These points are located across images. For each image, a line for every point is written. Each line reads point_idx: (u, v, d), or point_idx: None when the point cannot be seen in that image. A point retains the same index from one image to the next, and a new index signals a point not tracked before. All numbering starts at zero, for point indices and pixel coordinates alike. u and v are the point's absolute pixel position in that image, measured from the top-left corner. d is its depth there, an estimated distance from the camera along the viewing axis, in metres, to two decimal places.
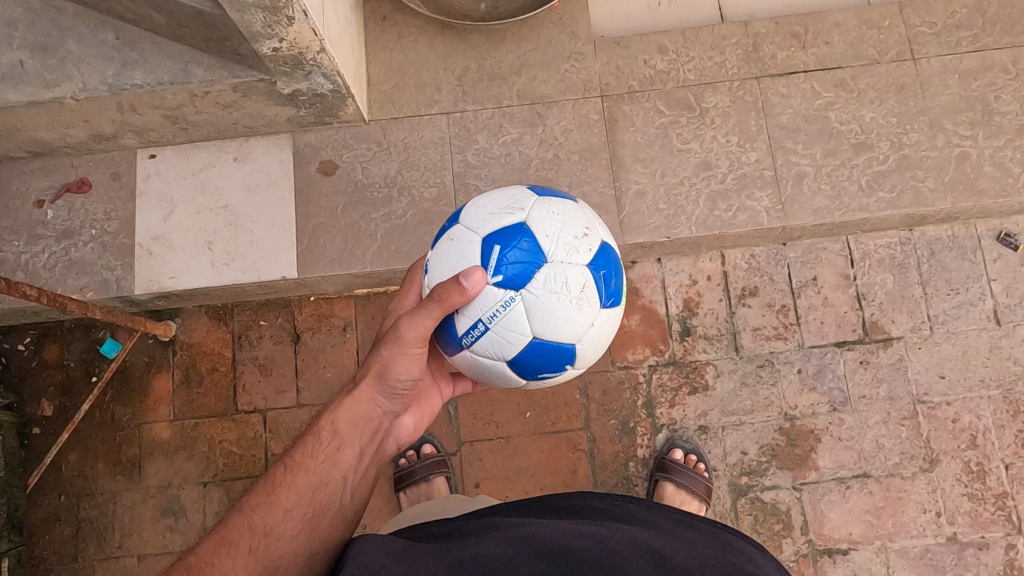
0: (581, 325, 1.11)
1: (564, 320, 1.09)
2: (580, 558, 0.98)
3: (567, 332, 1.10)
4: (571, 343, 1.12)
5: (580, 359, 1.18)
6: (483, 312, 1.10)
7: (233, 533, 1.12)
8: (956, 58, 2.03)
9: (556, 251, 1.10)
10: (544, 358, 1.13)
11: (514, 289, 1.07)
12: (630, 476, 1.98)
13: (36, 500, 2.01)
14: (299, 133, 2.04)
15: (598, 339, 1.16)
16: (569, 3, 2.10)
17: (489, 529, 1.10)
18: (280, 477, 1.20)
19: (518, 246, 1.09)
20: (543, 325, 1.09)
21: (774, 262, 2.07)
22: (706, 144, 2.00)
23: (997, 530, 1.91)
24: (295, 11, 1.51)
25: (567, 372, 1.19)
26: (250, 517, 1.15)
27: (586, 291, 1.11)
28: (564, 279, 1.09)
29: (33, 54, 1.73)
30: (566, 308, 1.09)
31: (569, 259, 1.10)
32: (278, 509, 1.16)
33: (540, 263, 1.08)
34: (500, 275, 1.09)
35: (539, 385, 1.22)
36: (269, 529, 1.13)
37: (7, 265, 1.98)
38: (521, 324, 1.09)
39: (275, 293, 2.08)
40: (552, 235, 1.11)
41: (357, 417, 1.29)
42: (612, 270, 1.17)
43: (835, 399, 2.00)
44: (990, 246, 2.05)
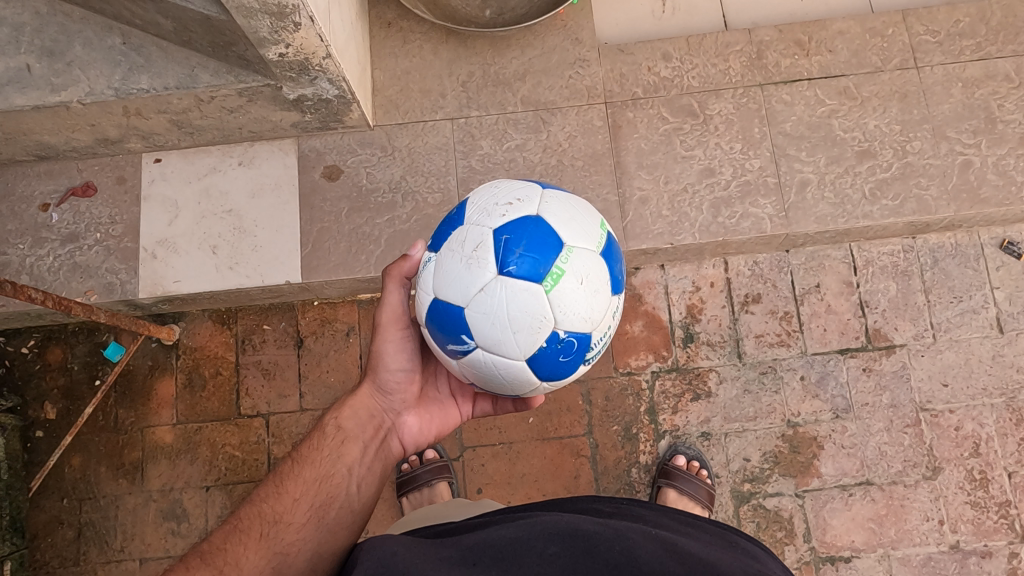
0: (468, 286, 1.05)
1: (451, 279, 1.07)
2: (594, 540, 0.98)
3: (455, 292, 1.07)
4: (459, 306, 1.06)
5: (482, 336, 1.06)
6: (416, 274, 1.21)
7: (244, 521, 1.15)
8: (959, 66, 2.03)
9: (470, 215, 1.12)
10: (441, 322, 1.10)
11: (429, 249, 1.16)
12: (633, 482, 1.98)
13: (39, 504, 2.01)
14: (304, 138, 2.05)
15: (492, 311, 1.03)
16: (574, 10, 2.11)
17: (497, 524, 1.10)
18: (287, 470, 1.25)
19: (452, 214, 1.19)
20: (436, 283, 1.10)
21: (777, 269, 2.08)
22: (709, 151, 2.01)
23: (1000, 538, 1.91)
24: (301, 17, 1.51)
25: (478, 354, 1.08)
26: (260, 506, 1.18)
27: (479, 250, 1.06)
28: (462, 238, 1.09)
29: (40, 58, 1.73)
30: (455, 266, 1.08)
31: (476, 222, 1.10)
32: (286, 499, 1.20)
33: (455, 226, 1.13)
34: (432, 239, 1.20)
35: (468, 372, 1.14)
36: (278, 516, 1.17)
37: (12, 268, 1.98)
38: (425, 282, 1.14)
39: (279, 298, 2.08)
40: (475, 203, 1.14)
41: (358, 412, 1.34)
42: (526, 241, 1.05)
43: (837, 406, 2.00)
44: (992, 254, 2.05)
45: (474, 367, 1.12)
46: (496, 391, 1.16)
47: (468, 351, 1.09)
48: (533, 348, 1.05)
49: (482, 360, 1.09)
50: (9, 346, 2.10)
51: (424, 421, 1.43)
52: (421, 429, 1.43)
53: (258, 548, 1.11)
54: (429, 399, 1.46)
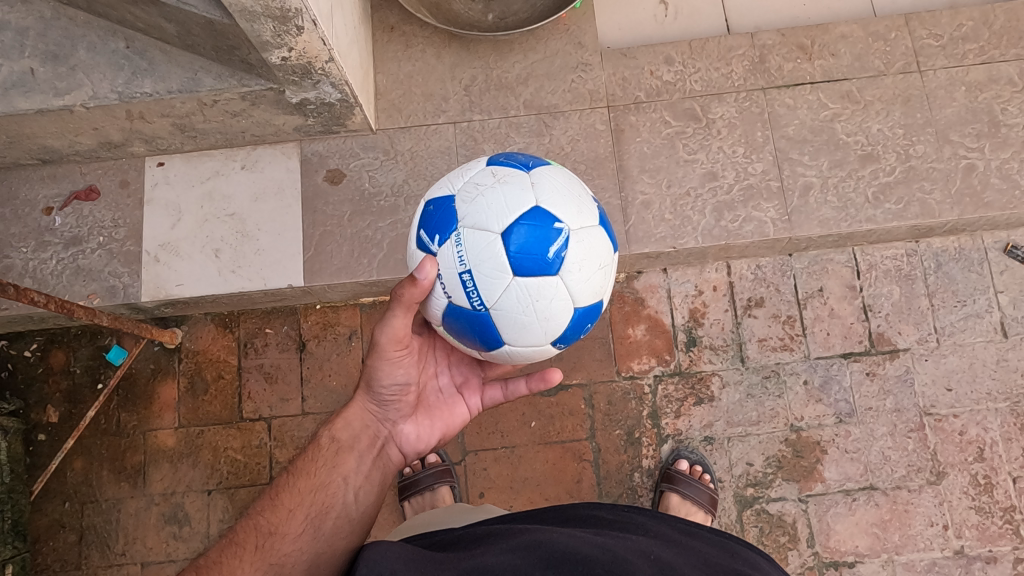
0: (523, 190, 1.11)
1: (507, 198, 1.10)
2: (591, 565, 0.97)
3: (517, 203, 1.09)
4: (534, 204, 1.10)
5: (565, 214, 1.11)
6: (454, 265, 1.11)
7: (240, 535, 1.17)
8: (962, 70, 2.03)
9: (451, 183, 1.18)
10: (526, 236, 1.07)
11: (452, 229, 1.11)
12: (635, 486, 1.97)
13: (41, 507, 2.01)
14: (307, 142, 2.05)
15: (552, 190, 1.13)
16: (576, 14, 2.11)
17: (498, 538, 1.10)
18: (283, 482, 1.27)
19: (430, 214, 1.17)
20: (489, 220, 1.09)
21: (780, 273, 2.07)
22: (712, 155, 2.00)
23: (1004, 543, 1.90)
24: (304, 20, 1.52)
25: (575, 239, 1.11)
26: (256, 518, 1.20)
27: (498, 174, 1.14)
28: (469, 186, 1.14)
29: (44, 62, 1.74)
30: (498, 191, 1.11)
31: (463, 178, 1.17)
32: (282, 510, 1.21)
33: (450, 198, 1.15)
34: (435, 237, 1.14)
35: (575, 278, 1.11)
36: (274, 528, 1.18)
37: (15, 272, 1.98)
38: (478, 239, 1.09)
39: (281, 301, 2.08)
40: (440, 186, 1.20)
41: (352, 425, 1.34)
42: (512, 159, 1.21)
43: (841, 411, 1.99)
44: (996, 258, 2.05)
45: (577, 263, 1.10)
46: (595, 288, 1.16)
47: (565, 244, 1.09)
48: (593, 209, 1.18)
49: (580, 239, 1.12)
50: (11, 349, 2.11)
51: (424, 427, 1.41)
52: (422, 434, 1.41)
53: (254, 561, 1.12)
54: (431, 402, 1.44)
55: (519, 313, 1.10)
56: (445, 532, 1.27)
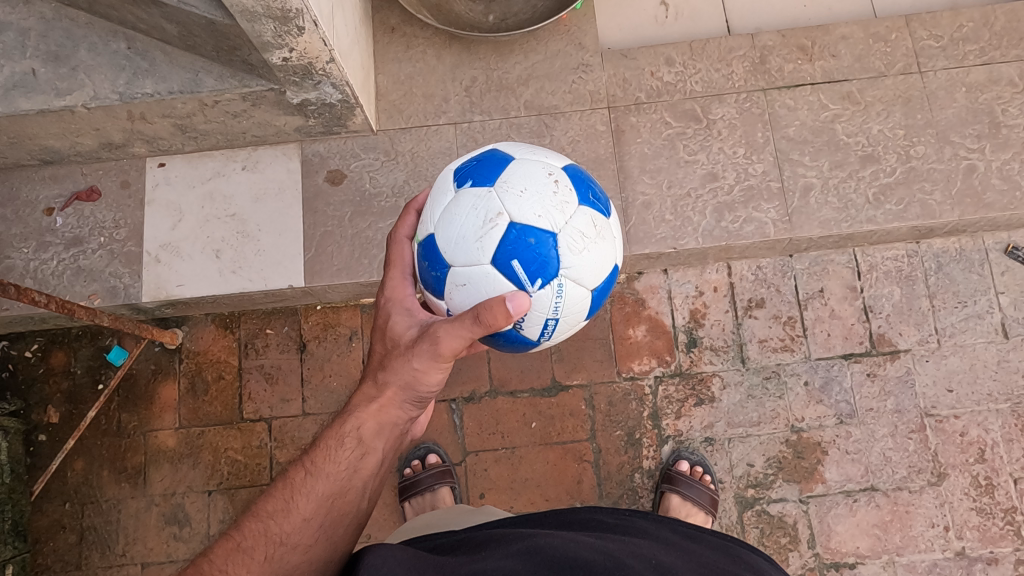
0: (612, 247, 1.16)
1: (604, 257, 1.13)
2: (591, 570, 0.97)
3: (590, 267, 1.11)
4: (615, 264, 1.17)
5: (610, 279, 1.18)
6: (547, 313, 1.10)
7: (248, 540, 1.06)
8: (963, 71, 2.03)
9: (538, 209, 1.06)
10: (601, 293, 1.18)
11: (555, 277, 1.07)
12: (635, 487, 1.97)
13: (41, 508, 2.01)
14: (307, 142, 2.05)
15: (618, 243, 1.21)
16: (577, 15, 2.12)
17: (498, 543, 1.09)
18: (295, 482, 1.11)
19: (529, 244, 1.05)
20: (588, 276, 1.11)
21: (780, 274, 2.07)
22: (712, 156, 2.01)
23: (1006, 545, 1.90)
24: (305, 21, 1.52)
25: None
26: (267, 523, 1.07)
27: (596, 223, 1.12)
28: (553, 221, 1.07)
29: (45, 63, 1.74)
30: (599, 249, 1.12)
31: (566, 216, 1.08)
32: (295, 517, 1.07)
33: (553, 238, 1.06)
34: (505, 258, 1.05)
35: None
36: (285, 537, 1.06)
37: (16, 272, 1.99)
38: (575, 294, 1.10)
39: (282, 302, 2.08)
40: (537, 209, 1.06)
41: (382, 424, 1.17)
42: (588, 188, 1.16)
43: (842, 411, 1.99)
44: (997, 259, 2.05)
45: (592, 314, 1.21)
46: None
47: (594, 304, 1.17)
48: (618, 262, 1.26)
49: None
50: (12, 349, 2.11)
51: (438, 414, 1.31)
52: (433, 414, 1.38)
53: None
54: None
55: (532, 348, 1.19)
56: (446, 535, 1.27)
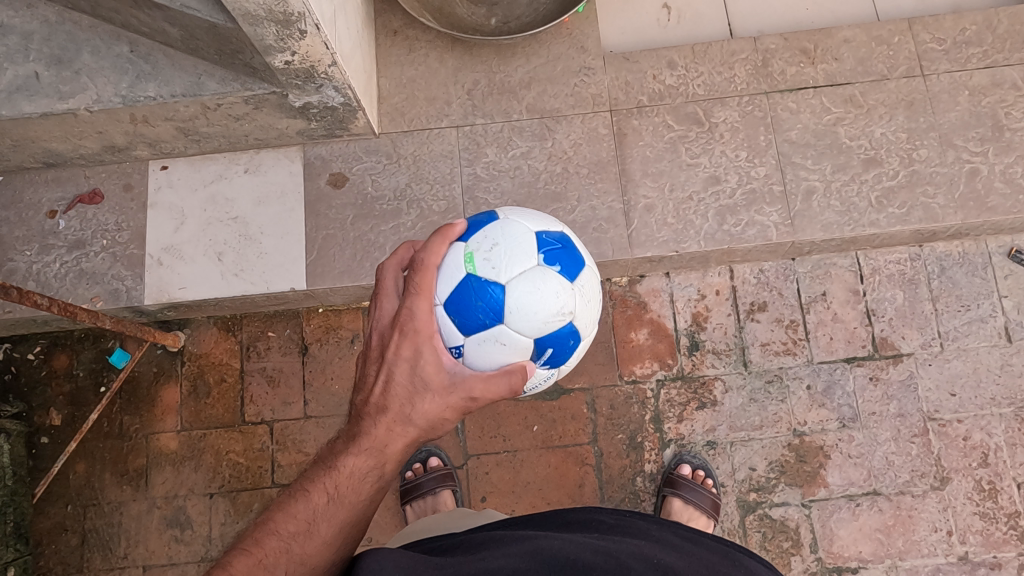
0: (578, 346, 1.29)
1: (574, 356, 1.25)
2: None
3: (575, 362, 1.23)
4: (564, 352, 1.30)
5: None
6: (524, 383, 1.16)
7: (268, 558, 0.97)
8: (966, 74, 2.02)
9: (588, 321, 1.15)
10: None
11: (554, 367, 1.15)
12: (637, 491, 1.97)
13: (44, 510, 2.01)
14: (310, 146, 2.06)
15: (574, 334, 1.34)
16: (579, 19, 2.12)
17: (499, 544, 1.09)
18: (315, 506, 1.01)
19: (568, 341, 1.12)
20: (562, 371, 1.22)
21: (783, 277, 2.07)
22: (715, 159, 2.00)
23: (1009, 549, 1.89)
24: (307, 24, 1.52)
25: None
26: (286, 542, 0.99)
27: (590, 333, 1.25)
28: (588, 338, 1.17)
29: (48, 66, 1.75)
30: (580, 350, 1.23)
31: (590, 327, 1.18)
32: (317, 541, 0.99)
33: (577, 344, 1.14)
34: (547, 351, 1.10)
35: None
36: (305, 560, 0.98)
37: (19, 274, 1.99)
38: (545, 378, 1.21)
39: (284, 305, 2.08)
40: (586, 317, 1.14)
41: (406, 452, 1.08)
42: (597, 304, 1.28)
43: (844, 415, 1.98)
44: (1000, 263, 2.04)
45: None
46: None
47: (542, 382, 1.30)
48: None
49: None
50: (15, 351, 2.11)
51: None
52: None
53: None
54: None
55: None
56: (446, 537, 1.26)
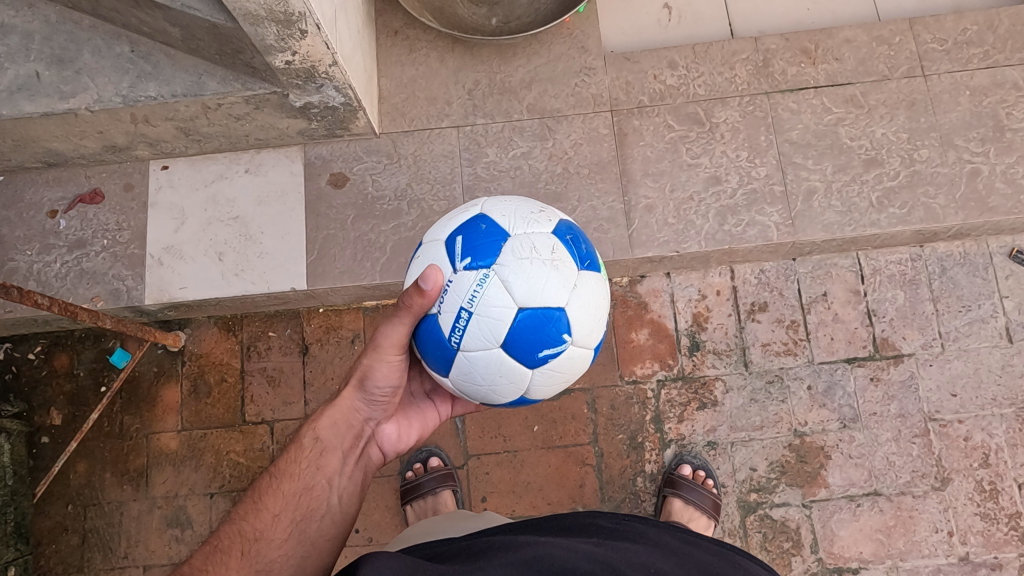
0: (563, 287, 1.10)
1: (543, 285, 1.08)
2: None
3: (554, 292, 1.09)
4: (559, 308, 1.10)
5: (578, 330, 1.13)
6: (462, 298, 1.10)
7: (224, 540, 1.19)
8: (967, 75, 2.02)
9: (511, 219, 1.15)
10: (534, 333, 1.09)
11: (485, 267, 1.09)
12: (638, 491, 1.97)
13: (44, 510, 2.01)
14: (310, 146, 2.06)
15: (589, 305, 1.14)
16: (580, 19, 2.12)
17: (496, 551, 1.08)
18: (266, 485, 1.29)
19: (479, 228, 1.14)
20: (523, 296, 1.07)
21: (783, 277, 2.07)
22: (715, 159, 2.00)
23: (1010, 550, 1.89)
24: (308, 24, 1.52)
25: (572, 347, 1.14)
26: (240, 524, 1.22)
27: (558, 254, 1.12)
28: (530, 246, 1.11)
29: (49, 66, 1.75)
30: (542, 271, 1.09)
31: (527, 229, 1.13)
32: (266, 515, 1.24)
33: (501, 240, 1.11)
34: (467, 259, 1.11)
35: (550, 379, 1.16)
36: (258, 533, 1.21)
37: (19, 274, 1.99)
38: (498, 296, 1.07)
39: (284, 305, 2.08)
40: (508, 214, 1.15)
41: (338, 421, 1.37)
42: (574, 237, 1.18)
43: (845, 416, 1.98)
44: (1001, 263, 2.04)
45: (555, 372, 1.15)
46: (552, 390, 1.19)
47: (557, 355, 1.12)
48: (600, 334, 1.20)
49: (570, 355, 1.15)
50: (15, 351, 2.11)
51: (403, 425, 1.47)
52: (402, 435, 1.48)
53: (240, 569, 1.15)
54: (405, 405, 1.51)
55: (475, 373, 1.14)
56: (445, 542, 1.26)
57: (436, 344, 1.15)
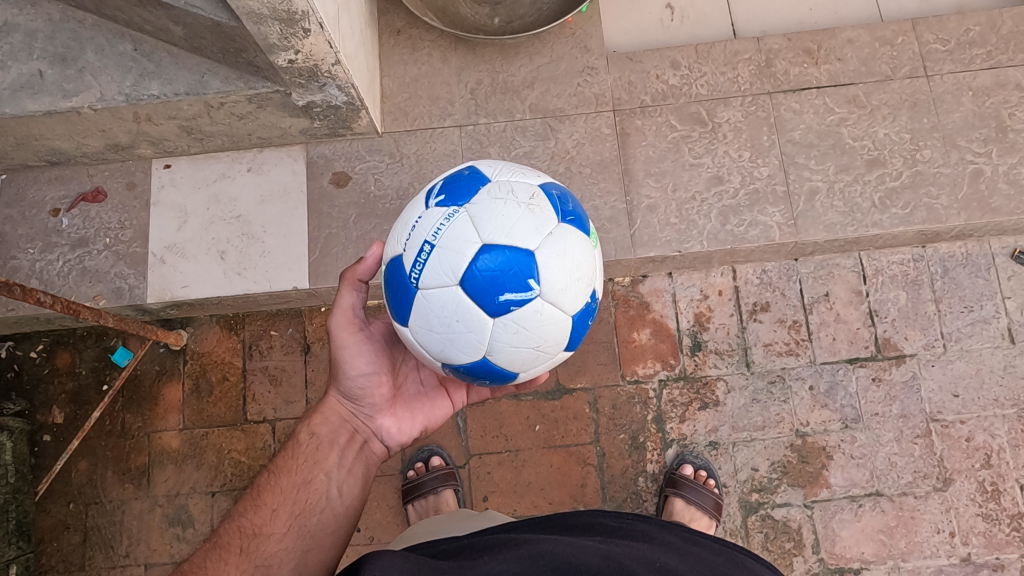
0: (537, 229, 1.04)
1: (513, 223, 1.03)
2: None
3: (526, 233, 1.03)
4: (529, 250, 1.03)
5: (550, 281, 1.04)
6: (428, 232, 1.07)
7: (224, 536, 1.22)
8: (969, 75, 2.02)
9: (495, 170, 1.14)
10: (495, 272, 1.01)
11: (458, 204, 1.07)
12: (639, 491, 1.97)
13: (45, 508, 2.01)
14: (313, 145, 2.06)
15: (568, 259, 1.06)
16: (582, 19, 2.12)
17: (500, 548, 1.08)
18: (265, 482, 1.32)
19: (461, 174, 1.14)
20: (488, 231, 1.03)
21: (785, 278, 2.07)
22: (717, 159, 2.00)
23: (1012, 551, 1.89)
24: (311, 23, 1.52)
25: (540, 302, 1.03)
26: (239, 520, 1.24)
27: (536, 200, 1.08)
28: (508, 190, 1.08)
29: (52, 64, 1.75)
30: (515, 211, 1.05)
31: (510, 178, 1.12)
32: (265, 510, 1.26)
33: (480, 183, 1.10)
34: (441, 198, 1.10)
35: (514, 344, 1.05)
36: (258, 529, 1.23)
37: (21, 272, 1.99)
38: (461, 228, 1.04)
39: (286, 304, 2.08)
40: (495, 166, 1.15)
41: (329, 419, 1.40)
42: (565, 197, 1.14)
43: (847, 416, 1.98)
44: (1003, 264, 2.04)
45: (519, 327, 1.03)
46: (519, 360, 1.08)
47: (524, 304, 1.02)
48: (581, 300, 1.09)
49: (541, 311, 1.04)
50: (17, 349, 2.11)
51: (402, 419, 1.45)
52: (403, 427, 1.45)
53: (239, 563, 1.17)
54: (408, 397, 1.46)
55: (431, 316, 1.06)
56: (448, 541, 1.26)
57: (396, 285, 1.11)
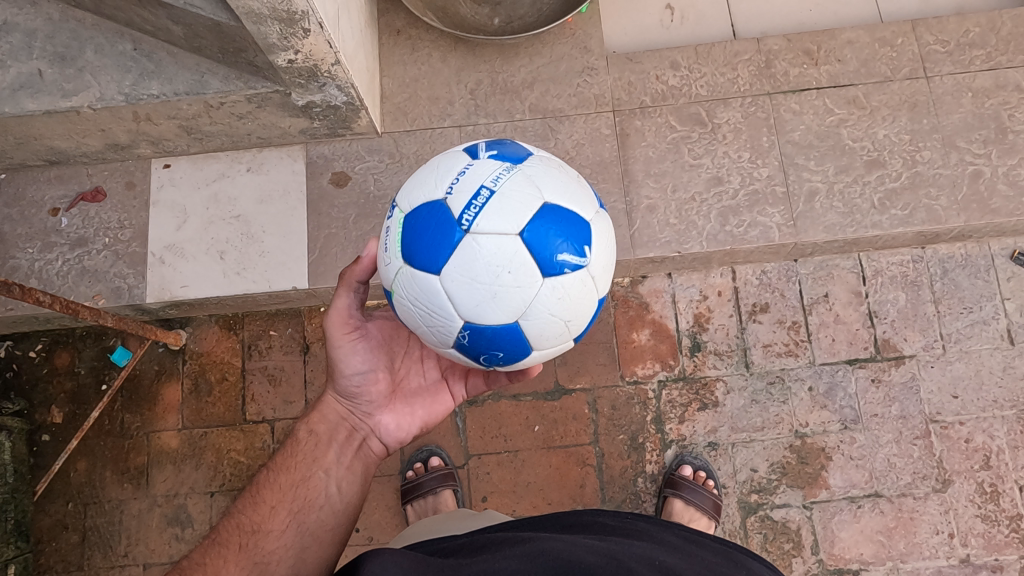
0: (586, 203, 1.10)
1: (570, 192, 1.08)
2: (596, 573, 0.97)
3: (580, 202, 1.08)
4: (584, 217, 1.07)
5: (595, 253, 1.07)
6: (485, 179, 1.04)
7: (223, 534, 1.23)
8: (969, 76, 2.02)
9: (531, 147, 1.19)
10: (557, 229, 1.02)
11: (513, 162, 1.08)
12: (639, 492, 1.97)
13: (44, 507, 2.01)
14: (312, 145, 2.06)
15: (606, 239, 1.12)
16: (582, 19, 2.12)
17: (500, 546, 1.08)
18: (265, 480, 1.32)
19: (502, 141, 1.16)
20: (548, 192, 1.05)
21: (785, 278, 2.07)
22: (717, 160, 2.00)
23: (1011, 552, 1.89)
24: (311, 23, 1.52)
25: (585, 272, 1.05)
26: (239, 518, 1.26)
27: (579, 179, 1.14)
28: (557, 164, 1.13)
29: (52, 64, 1.75)
30: (569, 182, 1.10)
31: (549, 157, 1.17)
32: (263, 507, 1.27)
33: (527, 152, 1.13)
34: (493, 154, 1.09)
35: (554, 309, 1.03)
36: (256, 526, 1.24)
37: (21, 272, 1.99)
38: (523, 183, 1.04)
39: (286, 304, 2.08)
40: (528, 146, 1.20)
41: (328, 417, 1.40)
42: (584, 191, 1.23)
43: (846, 417, 1.98)
44: (1003, 265, 2.04)
45: (565, 291, 1.03)
46: (549, 332, 1.06)
47: (576, 269, 1.04)
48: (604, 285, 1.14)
49: (586, 280, 1.06)
50: (16, 349, 2.11)
51: (403, 416, 1.43)
52: (403, 424, 1.43)
53: (238, 560, 1.18)
54: (407, 393, 1.44)
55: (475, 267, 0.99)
56: (447, 540, 1.25)
57: (431, 236, 1.03)
